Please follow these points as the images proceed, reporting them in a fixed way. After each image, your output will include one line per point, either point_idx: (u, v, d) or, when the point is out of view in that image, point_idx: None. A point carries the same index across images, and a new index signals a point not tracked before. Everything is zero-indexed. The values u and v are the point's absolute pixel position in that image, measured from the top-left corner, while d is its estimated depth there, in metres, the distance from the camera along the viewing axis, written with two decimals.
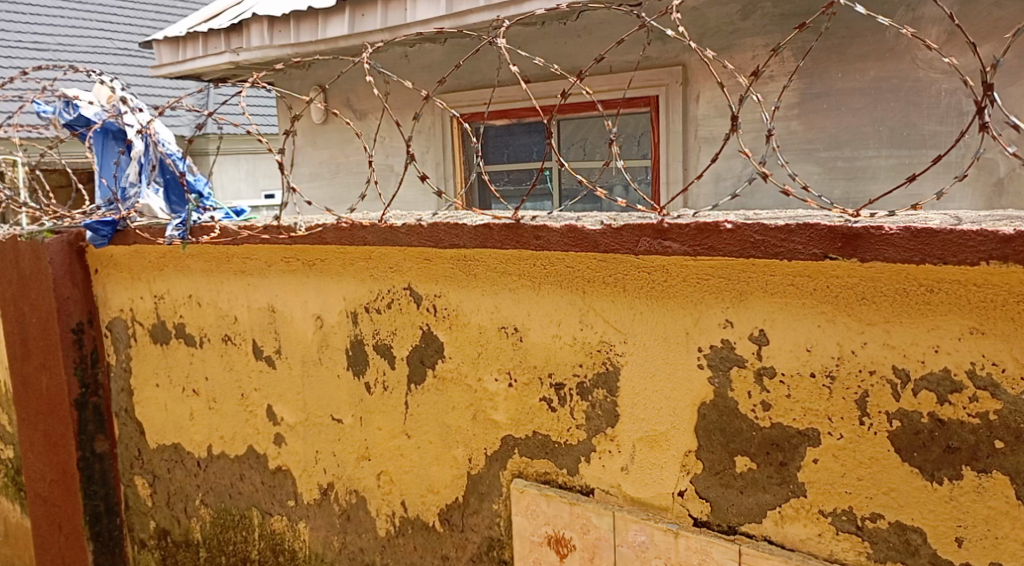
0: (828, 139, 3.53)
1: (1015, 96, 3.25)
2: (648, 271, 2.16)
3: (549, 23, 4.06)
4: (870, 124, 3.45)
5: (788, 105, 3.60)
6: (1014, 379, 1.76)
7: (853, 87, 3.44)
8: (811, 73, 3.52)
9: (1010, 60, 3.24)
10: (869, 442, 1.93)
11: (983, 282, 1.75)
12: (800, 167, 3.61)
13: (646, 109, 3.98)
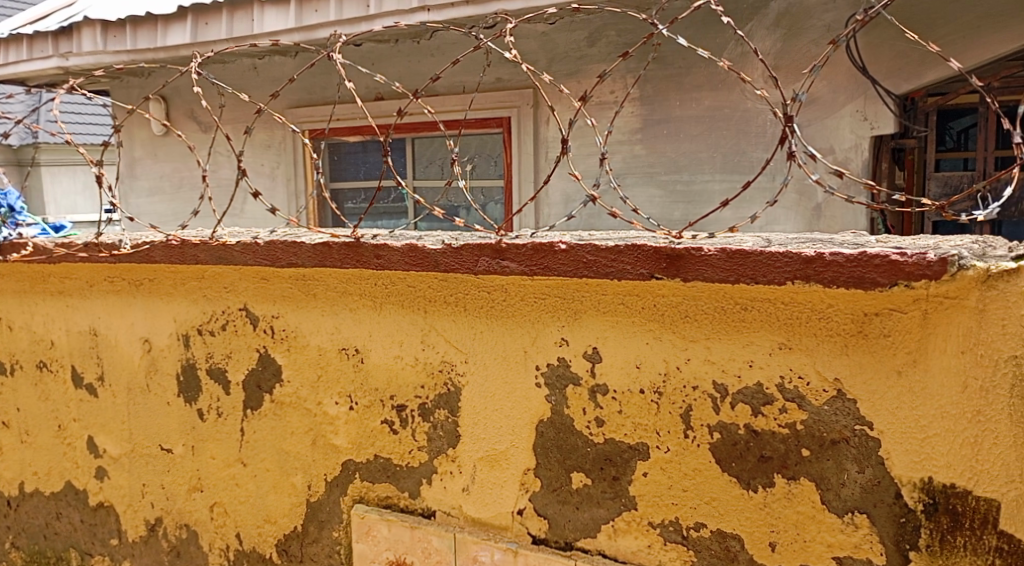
0: (668, 163, 3.70)
1: (830, 127, 3.49)
2: (487, 291, 2.17)
3: (402, 40, 4.06)
4: (706, 150, 3.63)
5: (630, 130, 3.75)
6: (817, 391, 1.87)
7: (690, 114, 3.62)
8: (653, 100, 3.68)
9: (824, 95, 3.50)
10: (693, 454, 2.01)
11: (789, 300, 1.85)
12: (643, 190, 3.77)
13: (498, 129, 4.02)
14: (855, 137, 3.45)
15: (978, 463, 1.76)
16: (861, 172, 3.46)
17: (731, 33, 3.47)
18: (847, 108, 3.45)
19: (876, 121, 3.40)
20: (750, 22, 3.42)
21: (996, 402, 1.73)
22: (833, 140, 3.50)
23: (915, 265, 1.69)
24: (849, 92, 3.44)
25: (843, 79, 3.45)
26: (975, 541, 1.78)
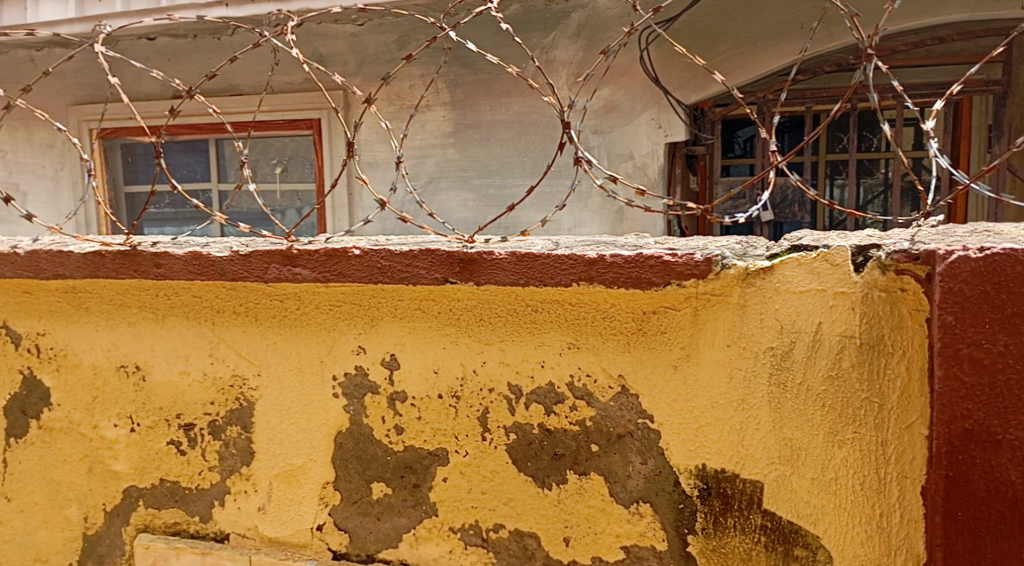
0: (479, 167, 3.89)
1: (628, 134, 3.81)
2: (279, 299, 2.05)
3: (201, 36, 3.84)
4: (516, 155, 3.85)
5: (444, 134, 3.92)
6: (604, 387, 1.85)
7: (501, 119, 3.84)
8: (464, 105, 3.87)
9: (622, 104, 3.79)
10: (491, 456, 1.95)
11: (576, 301, 1.82)
12: (456, 193, 3.94)
13: (308, 131, 4.05)
14: (651, 144, 3.79)
15: (744, 448, 1.75)
16: (658, 177, 3.79)
17: (535, 41, 3.69)
18: (644, 116, 3.78)
19: (669, 129, 3.75)
20: (553, 31, 3.65)
21: (757, 390, 1.73)
22: (631, 146, 3.82)
23: (685, 265, 1.71)
24: (645, 101, 3.77)
25: (638, 88, 3.76)
26: (743, 521, 1.77)
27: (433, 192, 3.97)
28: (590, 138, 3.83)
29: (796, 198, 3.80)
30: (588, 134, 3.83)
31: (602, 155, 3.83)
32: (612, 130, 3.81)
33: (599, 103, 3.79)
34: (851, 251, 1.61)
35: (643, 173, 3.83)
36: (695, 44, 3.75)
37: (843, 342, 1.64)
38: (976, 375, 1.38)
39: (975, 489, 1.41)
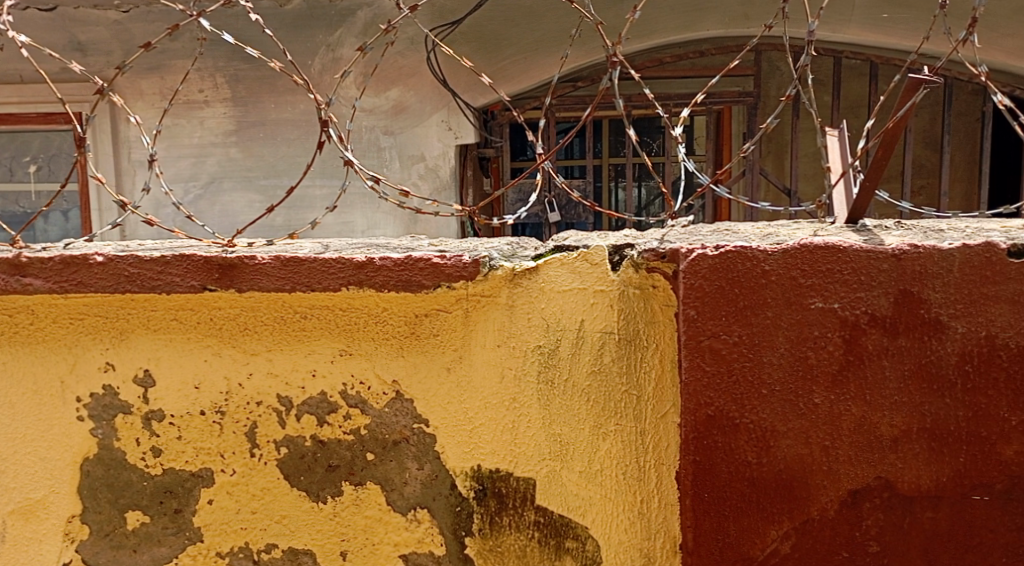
0: (266, 168, 4.50)
1: (419, 135, 4.39)
2: (8, 315, 1.81)
3: None
4: (307, 156, 4.46)
5: (227, 134, 4.47)
6: (378, 394, 1.75)
7: (285, 118, 4.43)
8: (247, 103, 4.42)
9: (412, 105, 4.35)
10: (260, 473, 1.81)
11: (347, 306, 1.71)
12: (243, 193, 4.52)
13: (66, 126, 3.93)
14: (442, 146, 4.39)
15: (517, 446, 1.71)
16: (448, 177, 4.42)
17: (321, 39, 4.30)
18: (434, 118, 4.37)
19: (458, 131, 4.36)
20: (338, 29, 4.27)
21: (527, 388, 1.70)
22: (423, 148, 4.40)
23: (454, 266, 1.66)
24: (434, 103, 4.34)
25: (428, 91, 4.31)
26: (518, 519, 1.74)
27: (216, 193, 4.51)
28: (382, 138, 4.33)
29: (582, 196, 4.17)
30: (380, 134, 4.33)
31: (394, 154, 4.38)
32: (402, 131, 4.37)
33: (389, 104, 4.30)
34: (608, 251, 1.64)
35: (434, 173, 4.43)
36: (483, 50, 4.22)
37: (604, 337, 1.66)
38: (717, 364, 1.40)
39: (719, 471, 1.44)
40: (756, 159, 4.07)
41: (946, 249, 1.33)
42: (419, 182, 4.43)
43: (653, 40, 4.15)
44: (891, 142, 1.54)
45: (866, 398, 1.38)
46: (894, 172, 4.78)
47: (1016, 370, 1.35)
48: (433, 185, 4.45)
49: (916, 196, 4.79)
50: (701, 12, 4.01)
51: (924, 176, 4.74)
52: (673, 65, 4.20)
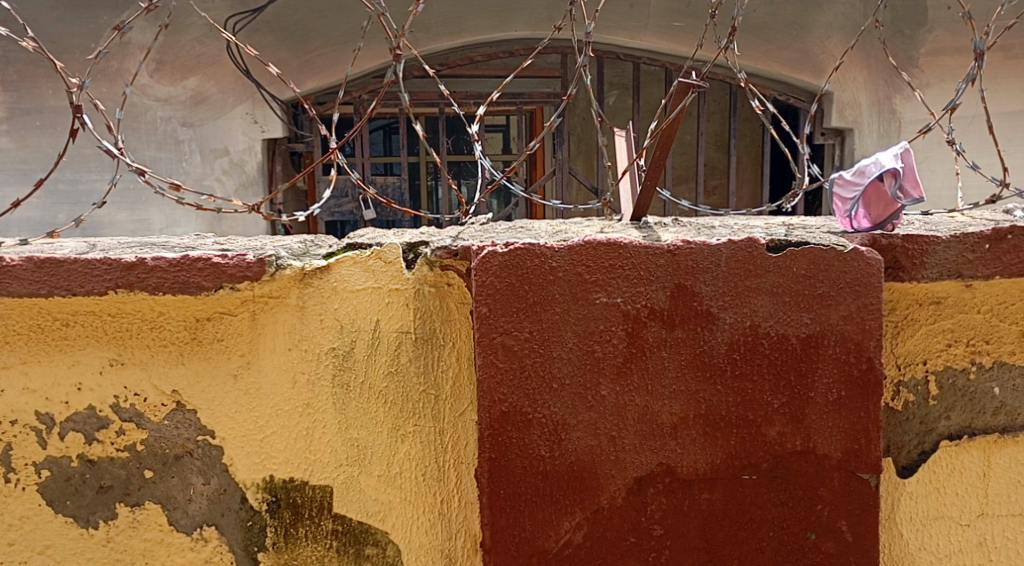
0: (44, 160, 4.13)
1: (222, 127, 4.16)
2: None
3: None
4: (91, 148, 4.14)
5: None
6: (156, 406, 1.62)
7: (63, 105, 4.07)
8: (19, 87, 4.01)
9: (213, 95, 4.16)
10: (17, 499, 1.64)
11: (116, 311, 1.58)
12: (17, 188, 4.14)
13: None
14: (247, 139, 4.15)
15: (311, 454, 1.62)
16: (255, 171, 4.19)
17: (106, 21, 4.02)
18: (237, 110, 4.15)
19: (264, 124, 4.12)
20: (125, 11, 4.02)
21: (321, 392, 1.60)
22: (226, 141, 4.17)
23: (236, 267, 1.55)
24: (238, 95, 4.15)
25: (229, 81, 4.14)
26: (315, 529, 1.64)
27: None
28: (179, 130, 4.15)
29: (398, 199, 4.25)
30: (177, 125, 4.14)
31: (194, 147, 4.18)
32: (203, 123, 4.16)
33: (187, 94, 4.13)
34: (402, 248, 1.57)
35: (240, 167, 4.20)
36: (290, 41, 4.08)
37: (400, 338, 1.58)
38: (509, 360, 1.41)
39: (514, 467, 1.45)
40: (565, 159, 4.20)
41: (714, 244, 1.40)
42: (223, 177, 4.21)
43: (463, 40, 4.13)
44: (668, 143, 1.62)
45: (648, 388, 1.44)
46: (689, 173, 5.08)
47: (778, 356, 1.44)
48: (239, 180, 4.21)
49: (709, 196, 5.11)
50: (509, 13, 4.11)
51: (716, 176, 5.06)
52: (486, 64, 4.28)
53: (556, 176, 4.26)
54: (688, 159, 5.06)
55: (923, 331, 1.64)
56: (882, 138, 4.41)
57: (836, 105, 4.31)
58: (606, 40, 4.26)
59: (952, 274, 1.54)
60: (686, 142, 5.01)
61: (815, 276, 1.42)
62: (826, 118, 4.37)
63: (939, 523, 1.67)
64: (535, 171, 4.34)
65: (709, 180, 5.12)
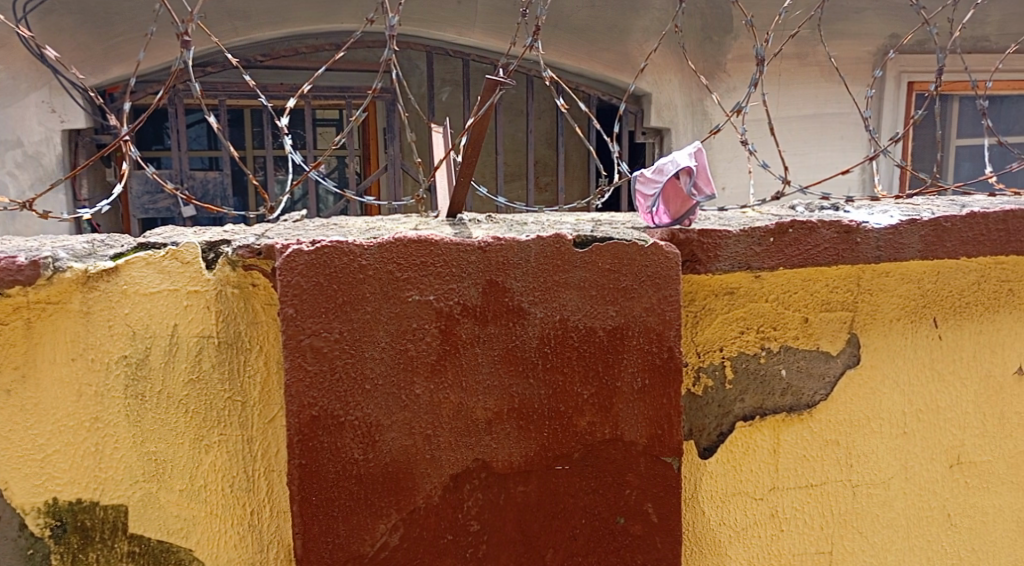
0: None
1: (14, 117, 3.81)
2: None
3: None
4: None
5: None
6: None
7: None
8: None
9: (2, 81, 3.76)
10: None
11: None
12: None
13: None
14: (44, 130, 3.85)
15: (102, 471, 1.50)
16: (53, 165, 3.89)
17: None
18: (32, 97, 3.82)
19: (64, 114, 3.85)
20: None
21: (112, 405, 1.48)
22: (19, 132, 3.83)
23: (5, 270, 1.41)
24: (32, 81, 3.80)
25: (21, 65, 3.78)
26: (108, 553, 1.52)
27: None
28: None
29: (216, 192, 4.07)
30: None
31: None
32: None
33: None
34: (201, 248, 1.48)
35: (35, 160, 3.88)
36: (90, 24, 3.77)
37: (201, 343, 1.49)
38: (318, 363, 1.37)
39: (326, 471, 1.41)
40: (398, 155, 4.10)
41: (524, 240, 1.42)
42: (16, 171, 3.86)
43: (289, 29, 3.94)
44: (479, 141, 1.62)
45: (462, 385, 1.44)
46: (521, 170, 5.15)
47: (587, 348, 1.48)
48: (35, 174, 3.89)
49: (542, 192, 5.20)
50: (335, 4, 3.97)
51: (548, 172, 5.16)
52: (311, 57, 4.13)
53: (388, 171, 4.15)
54: (520, 157, 5.13)
55: (719, 320, 1.75)
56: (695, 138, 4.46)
57: (654, 106, 4.42)
58: (437, 36, 4.18)
59: (742, 266, 1.64)
60: (517, 139, 5.10)
61: (618, 270, 1.47)
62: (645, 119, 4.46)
63: (736, 499, 1.79)
64: (369, 163, 4.42)
65: (541, 177, 5.21)
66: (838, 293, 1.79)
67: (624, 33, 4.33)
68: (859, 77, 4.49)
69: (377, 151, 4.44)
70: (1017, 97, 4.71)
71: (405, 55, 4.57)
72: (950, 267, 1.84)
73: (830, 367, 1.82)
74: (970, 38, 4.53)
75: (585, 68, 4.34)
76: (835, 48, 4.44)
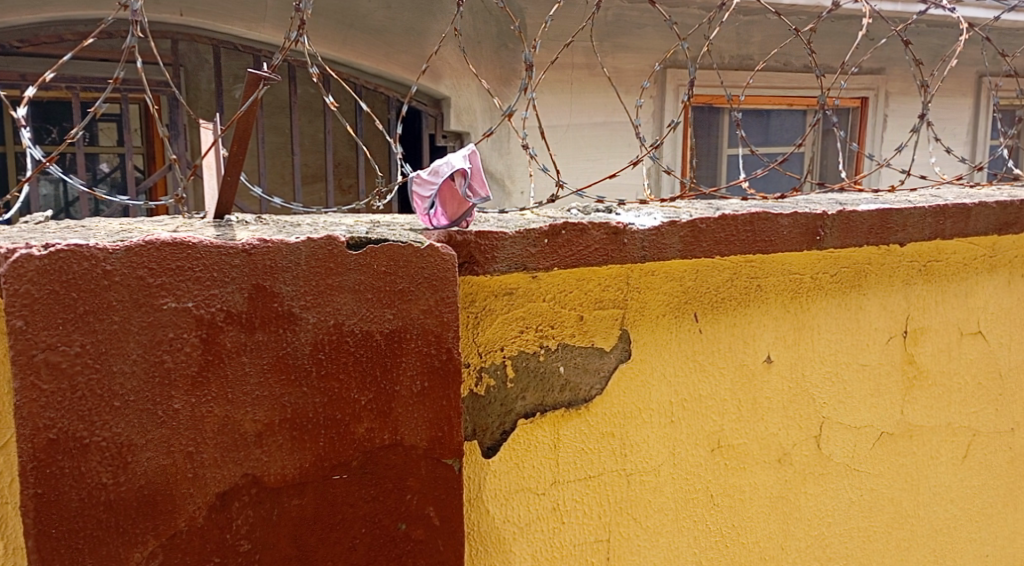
0: None
1: None
2: None
3: None
4: None
5: None
6: None
7: None
8: None
9: None
10: None
11: None
12: None
13: None
14: None
15: None
16: None
17: None
18: None
19: None
20: None
21: None
22: None
23: None
24: None
25: None
26: None
27: None
28: None
29: None
30: None
31: None
32: None
33: None
34: None
35: None
36: None
37: None
38: (55, 380, 1.25)
39: (69, 500, 1.28)
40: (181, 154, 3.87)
41: (292, 243, 1.35)
42: None
43: (48, 14, 3.55)
44: (244, 138, 1.52)
45: (227, 397, 1.36)
46: (321, 171, 5.03)
47: (363, 353, 1.44)
48: None
49: (344, 194, 5.10)
50: None
51: (348, 174, 5.06)
52: (75, 45, 3.78)
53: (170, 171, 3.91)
54: (318, 158, 4.99)
55: (500, 320, 1.78)
56: (495, 140, 4.33)
57: (454, 110, 4.33)
58: (219, 29, 3.85)
59: (518, 267, 1.67)
60: (313, 140, 4.96)
61: (394, 273, 1.44)
62: (445, 122, 4.38)
63: (519, 496, 1.82)
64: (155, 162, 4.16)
65: (343, 179, 5.10)
66: (610, 291, 1.87)
67: (421, 34, 4.19)
68: (628, 86, 4.71)
69: (161, 149, 4.17)
70: (778, 111, 5.18)
71: (191, 48, 4.30)
72: (707, 265, 1.98)
73: (605, 363, 1.89)
74: (735, 56, 4.90)
75: (383, 70, 4.16)
76: (618, 60, 4.65)
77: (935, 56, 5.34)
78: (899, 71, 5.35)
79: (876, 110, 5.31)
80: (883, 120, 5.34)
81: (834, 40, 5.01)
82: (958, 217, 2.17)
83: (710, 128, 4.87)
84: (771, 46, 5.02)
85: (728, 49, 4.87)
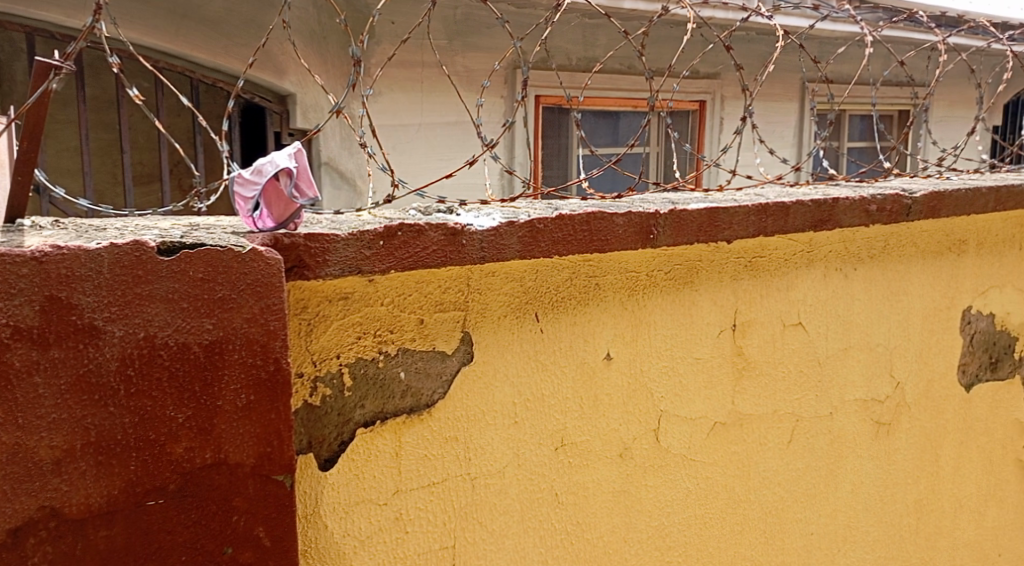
0: None
1: None
2: None
3: None
4: None
5: None
6: None
7: None
8: None
9: None
10: None
11: None
12: None
13: None
14: None
15: None
16: None
17: None
18: None
19: None
20: None
21: None
22: None
23: None
24: None
25: None
26: None
27: None
28: None
29: None
30: None
31: None
32: None
33: None
34: None
35: None
36: None
37: None
38: None
39: None
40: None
41: (91, 249, 1.26)
42: None
43: None
44: (36, 132, 1.40)
45: (16, 422, 1.25)
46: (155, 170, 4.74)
47: (178, 367, 1.34)
48: None
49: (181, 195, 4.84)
50: None
51: (185, 174, 4.80)
52: None
53: None
54: (151, 157, 4.71)
55: (335, 326, 1.72)
56: (343, 141, 4.19)
57: (301, 106, 4.20)
58: (33, 15, 3.54)
59: (353, 270, 1.61)
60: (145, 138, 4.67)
61: (212, 279, 1.34)
62: (291, 119, 4.24)
63: (360, 508, 1.77)
64: None
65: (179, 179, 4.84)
66: (450, 293, 1.83)
67: (258, 27, 4.01)
68: (470, 85, 4.68)
69: None
70: (626, 113, 5.30)
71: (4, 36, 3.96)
72: (547, 265, 1.97)
73: (447, 366, 1.85)
74: (581, 58, 4.99)
75: (221, 64, 3.96)
76: (468, 59, 4.62)
77: (762, 62, 5.64)
78: (729, 77, 5.61)
79: (714, 113, 5.54)
80: (720, 122, 5.58)
81: (667, 45, 5.20)
82: (777, 215, 2.27)
83: (559, 128, 4.93)
84: (607, 49, 5.07)
85: (575, 52, 4.95)
